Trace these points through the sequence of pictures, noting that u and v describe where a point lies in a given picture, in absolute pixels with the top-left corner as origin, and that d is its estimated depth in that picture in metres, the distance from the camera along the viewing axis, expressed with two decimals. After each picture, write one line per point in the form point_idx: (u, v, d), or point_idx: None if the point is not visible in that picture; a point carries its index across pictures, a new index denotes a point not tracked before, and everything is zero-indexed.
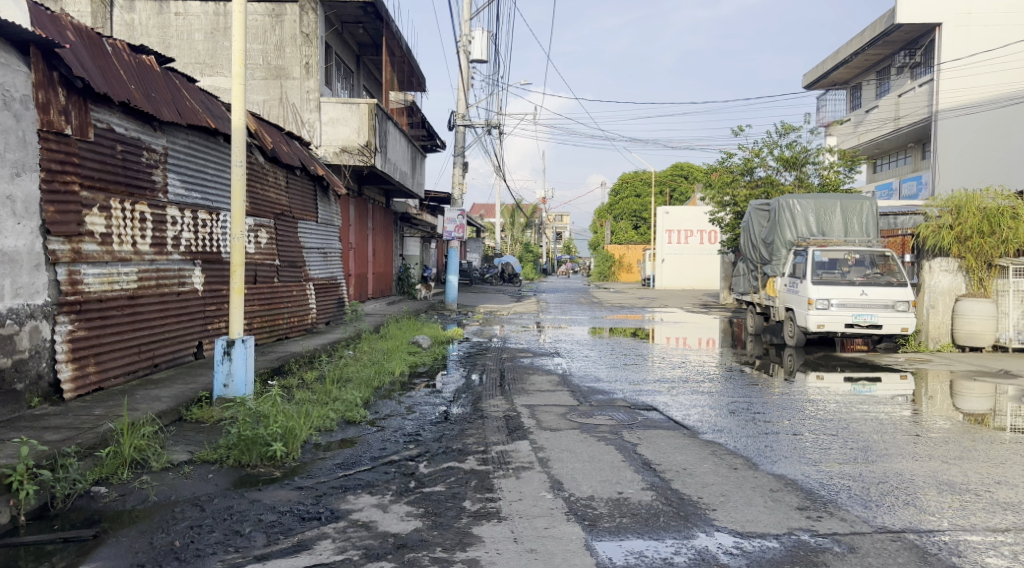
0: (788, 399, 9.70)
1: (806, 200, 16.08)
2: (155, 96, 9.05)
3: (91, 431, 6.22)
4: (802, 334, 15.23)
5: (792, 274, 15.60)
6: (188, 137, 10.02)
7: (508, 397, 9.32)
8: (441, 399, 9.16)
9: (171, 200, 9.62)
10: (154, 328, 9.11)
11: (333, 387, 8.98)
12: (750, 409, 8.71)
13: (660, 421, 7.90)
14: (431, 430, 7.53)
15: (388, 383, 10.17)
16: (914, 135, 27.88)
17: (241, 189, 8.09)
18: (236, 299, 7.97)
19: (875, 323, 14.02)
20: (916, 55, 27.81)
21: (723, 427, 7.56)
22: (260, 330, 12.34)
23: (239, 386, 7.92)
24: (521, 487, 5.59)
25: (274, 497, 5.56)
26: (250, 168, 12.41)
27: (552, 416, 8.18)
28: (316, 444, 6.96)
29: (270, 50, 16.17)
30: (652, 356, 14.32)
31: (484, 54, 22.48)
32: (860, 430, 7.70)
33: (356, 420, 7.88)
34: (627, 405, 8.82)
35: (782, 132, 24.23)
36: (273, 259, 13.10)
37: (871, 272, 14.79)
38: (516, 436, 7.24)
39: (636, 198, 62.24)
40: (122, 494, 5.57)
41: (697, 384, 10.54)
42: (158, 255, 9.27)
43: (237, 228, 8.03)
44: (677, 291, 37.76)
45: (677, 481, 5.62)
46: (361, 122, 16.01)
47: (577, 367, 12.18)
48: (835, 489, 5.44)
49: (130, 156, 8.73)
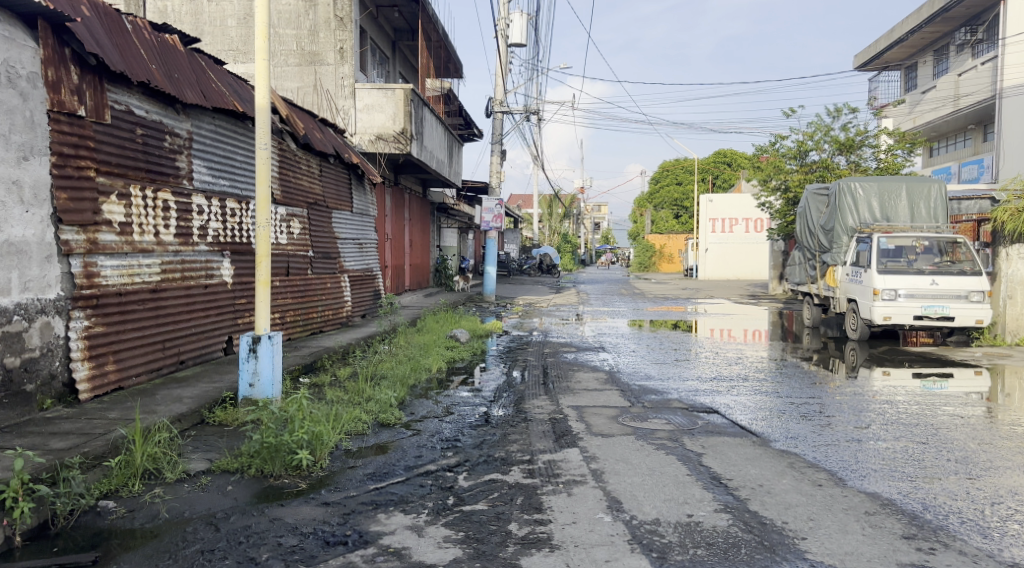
0: (861, 399, 8.96)
1: (868, 183, 15.24)
2: (177, 77, 8.53)
3: (101, 438, 5.66)
4: (865, 327, 14.37)
5: (854, 263, 14.72)
6: (215, 121, 9.47)
7: (554, 397, 8.66)
8: (483, 399, 8.53)
9: (196, 188, 9.09)
10: (179, 324, 8.60)
11: (366, 386, 8.39)
12: (822, 412, 7.96)
13: (723, 426, 7.18)
14: (471, 435, 6.89)
15: (425, 381, 9.55)
16: (975, 116, 26.69)
17: (266, 174, 7.48)
18: (262, 292, 7.38)
19: (947, 315, 13.19)
20: (977, 31, 26.57)
21: (797, 436, 6.84)
22: (293, 323, 11.82)
23: (265, 386, 7.29)
24: (573, 506, 4.93)
25: (297, 515, 4.96)
26: (282, 155, 11.86)
27: (602, 419, 7.50)
28: (346, 451, 6.35)
29: (304, 35, 15.65)
30: (703, 351, 13.52)
31: (524, 38, 21.81)
32: (951, 437, 6.97)
33: (390, 422, 7.27)
34: (685, 406, 8.15)
35: (837, 114, 23.25)
36: (306, 250, 12.55)
37: (940, 260, 13.90)
38: (564, 443, 6.56)
39: (678, 186, 61.07)
40: (131, 509, 5.01)
41: (757, 383, 9.80)
42: (183, 246, 8.75)
43: (262, 216, 7.44)
44: (722, 281, 36.73)
45: (756, 503, 5.03)
46: (397, 108, 15.33)
47: (625, 363, 11.47)
48: (943, 513, 4.86)
49: (152, 140, 8.21)
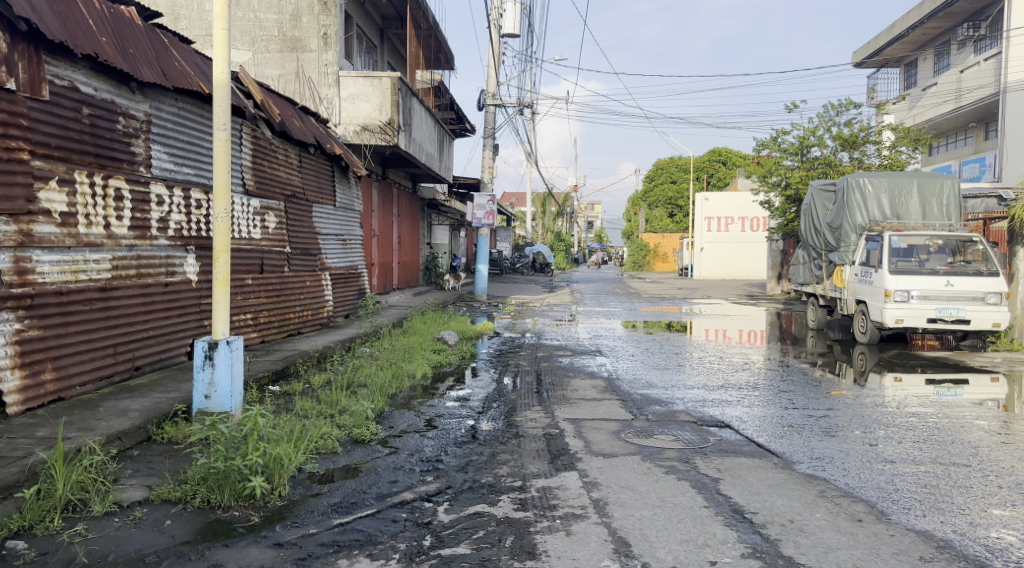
0: (882, 411, 8.17)
1: (878, 178, 14.51)
2: (132, 53, 7.70)
3: (15, 463, 4.84)
4: (876, 330, 13.61)
5: (864, 262, 13.95)
6: (178, 103, 8.64)
7: (547, 409, 7.84)
8: (470, 410, 7.72)
9: (155, 176, 8.26)
10: (135, 326, 7.78)
11: (340, 397, 7.56)
12: (846, 427, 7.17)
13: (739, 444, 6.39)
14: (456, 454, 6.07)
15: (407, 389, 8.71)
16: (977, 113, 26.06)
17: (225, 159, 6.65)
18: (220, 291, 6.55)
19: (963, 318, 12.45)
20: (980, 27, 25.99)
21: (823, 456, 6.05)
22: (267, 325, 10.98)
23: (223, 398, 6.46)
24: (573, 550, 4.20)
25: (243, 560, 4.20)
26: (257, 143, 11.01)
27: (602, 435, 6.69)
28: (310, 475, 5.52)
29: (285, 19, 14.77)
30: (703, 355, 12.74)
31: (517, 28, 20.97)
32: (996, 457, 6.20)
33: (365, 439, 6.47)
34: (693, 420, 7.33)
35: (840, 107, 22.55)
36: (283, 246, 11.71)
37: (954, 261, 13.16)
38: (561, 465, 5.76)
39: (672, 184, 60.40)
40: (43, 553, 4.20)
41: (767, 393, 8.98)
42: (139, 240, 7.92)
43: (220, 205, 6.60)
44: (717, 281, 36.01)
45: (788, 544, 4.29)
46: (383, 97, 14.52)
47: (625, 369, 10.65)
48: (1012, 560, 4.13)
49: (102, 121, 7.38)
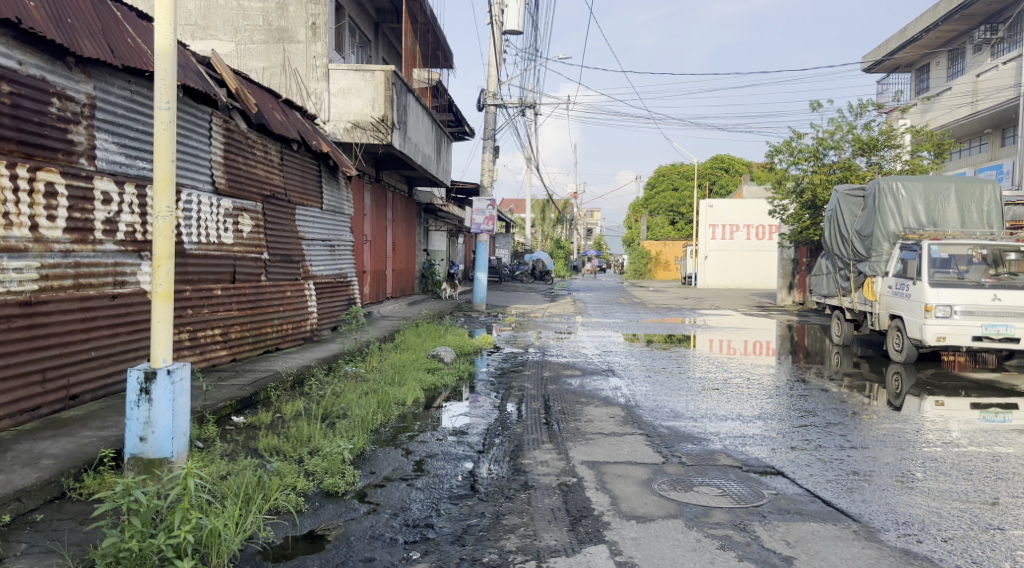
0: (951, 450, 6.90)
1: (911, 183, 13.31)
2: (71, 23, 6.50)
3: None
4: (912, 348, 12.35)
5: (899, 274, 12.68)
6: (132, 85, 7.39)
7: (559, 447, 6.57)
8: (469, 449, 6.46)
9: (101, 169, 7.00)
10: (71, 348, 6.51)
11: (312, 433, 6.27)
12: (925, 476, 5.92)
13: (801, 502, 5.17)
14: (451, 515, 4.84)
15: (393, 421, 7.41)
16: (995, 118, 24.93)
17: (168, 145, 5.41)
18: (159, 307, 5.29)
19: (1011, 336, 11.20)
20: (998, 30, 24.93)
21: (910, 521, 4.85)
22: (240, 340, 9.71)
23: (163, 441, 5.20)
24: None
25: None
26: (230, 137, 9.79)
27: (630, 487, 5.45)
28: (263, 549, 4.30)
29: (271, 8, 13.52)
30: (723, 376, 11.48)
31: (519, 24, 19.76)
32: None
33: (339, 492, 5.22)
34: (737, 465, 6.09)
35: (858, 110, 21.38)
36: (259, 252, 10.46)
37: (996, 272, 11.91)
38: (584, 532, 4.56)
39: (673, 191, 59.23)
40: None
41: (810, 426, 7.72)
42: (78, 245, 6.69)
43: (162, 201, 5.37)
44: (723, 290, 34.68)
45: None
46: (376, 91, 13.27)
47: (642, 394, 9.34)
48: None
49: (27, 101, 6.19)
